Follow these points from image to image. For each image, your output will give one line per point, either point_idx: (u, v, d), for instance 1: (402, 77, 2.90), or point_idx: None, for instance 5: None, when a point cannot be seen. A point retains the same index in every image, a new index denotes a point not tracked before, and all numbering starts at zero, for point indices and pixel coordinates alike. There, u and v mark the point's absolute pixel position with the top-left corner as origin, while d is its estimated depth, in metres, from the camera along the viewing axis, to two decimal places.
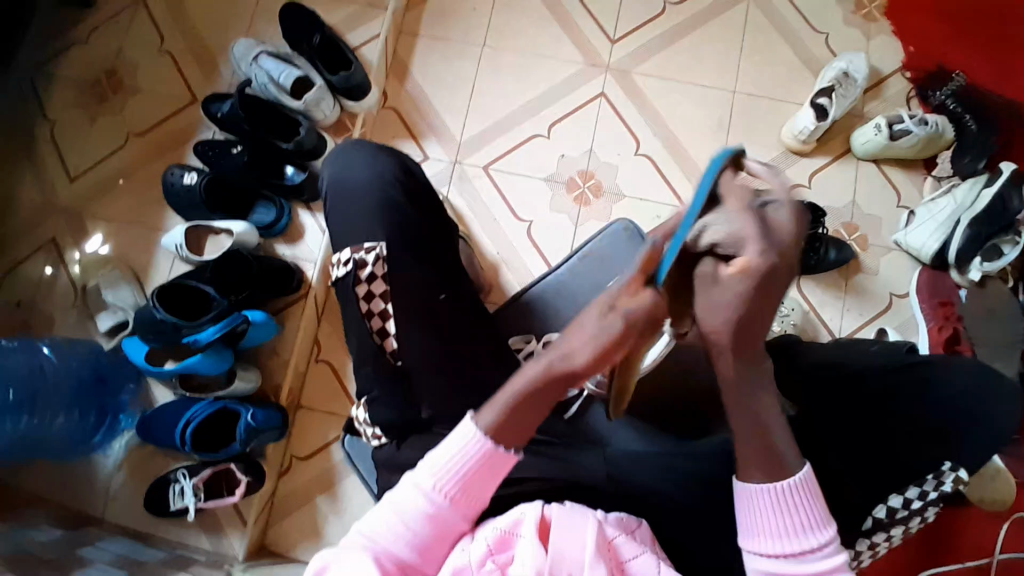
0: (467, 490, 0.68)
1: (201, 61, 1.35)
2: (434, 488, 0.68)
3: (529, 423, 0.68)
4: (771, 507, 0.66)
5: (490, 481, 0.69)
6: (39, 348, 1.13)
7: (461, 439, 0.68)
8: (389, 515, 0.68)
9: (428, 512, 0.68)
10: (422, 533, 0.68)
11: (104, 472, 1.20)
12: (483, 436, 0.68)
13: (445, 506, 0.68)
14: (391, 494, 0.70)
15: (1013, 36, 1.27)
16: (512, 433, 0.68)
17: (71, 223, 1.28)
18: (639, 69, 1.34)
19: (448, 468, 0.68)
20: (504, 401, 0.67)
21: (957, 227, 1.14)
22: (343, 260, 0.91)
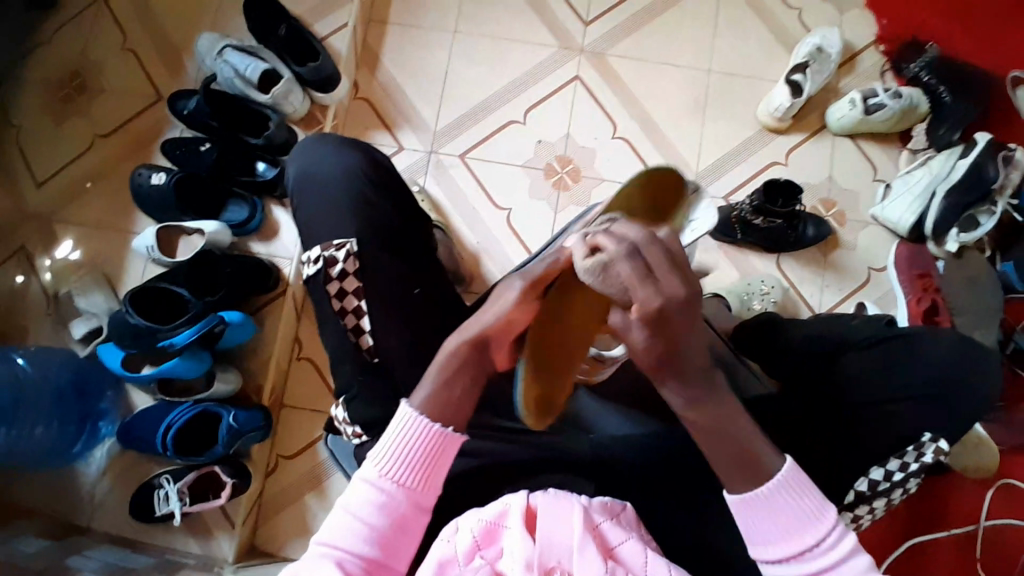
0: (415, 474, 0.69)
1: (166, 57, 1.32)
2: (381, 477, 0.69)
3: (465, 403, 0.71)
4: (763, 517, 0.65)
5: (440, 463, 0.70)
6: (13, 357, 1.11)
7: (399, 428, 0.70)
8: (344, 517, 0.68)
9: (381, 502, 0.68)
10: (380, 527, 0.67)
11: (88, 481, 1.18)
12: (418, 418, 0.69)
13: (398, 492, 0.69)
14: (343, 497, 0.70)
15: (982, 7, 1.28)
16: (447, 410, 0.70)
17: (39, 230, 1.25)
18: (614, 50, 1.32)
19: (390, 454, 0.69)
20: (431, 376, 0.71)
21: (934, 199, 1.15)
22: (313, 258, 0.89)
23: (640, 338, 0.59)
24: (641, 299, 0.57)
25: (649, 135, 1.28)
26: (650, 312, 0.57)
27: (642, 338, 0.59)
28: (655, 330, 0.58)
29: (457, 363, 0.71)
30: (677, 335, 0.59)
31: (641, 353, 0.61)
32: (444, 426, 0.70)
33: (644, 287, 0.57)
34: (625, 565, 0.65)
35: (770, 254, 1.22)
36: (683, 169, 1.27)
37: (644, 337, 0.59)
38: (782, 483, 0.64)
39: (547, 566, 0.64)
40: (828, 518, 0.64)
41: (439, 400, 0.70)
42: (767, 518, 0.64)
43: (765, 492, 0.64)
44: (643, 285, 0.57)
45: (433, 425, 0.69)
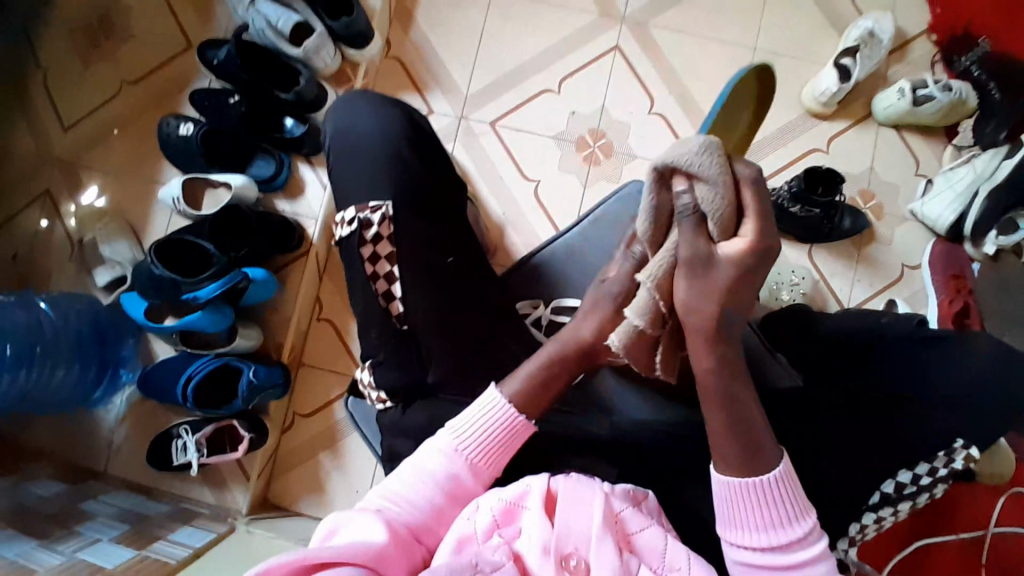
0: (486, 456, 0.71)
1: (197, 4, 1.29)
2: (455, 450, 0.71)
3: (546, 393, 0.75)
4: (755, 504, 0.64)
5: (507, 451, 0.73)
6: (37, 303, 1.10)
7: (485, 409, 0.74)
8: (409, 476, 0.70)
9: (447, 470, 0.70)
10: (439, 489, 0.69)
11: (106, 426, 1.20)
12: (506, 406, 0.73)
13: (465, 467, 0.70)
14: (411, 459, 0.71)
15: None
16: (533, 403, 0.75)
17: (65, 175, 1.25)
18: (656, 21, 1.28)
19: (471, 431, 0.72)
20: (524, 372, 0.76)
21: (975, 199, 1.11)
22: (348, 218, 0.88)
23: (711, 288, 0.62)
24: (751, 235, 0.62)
25: (688, 112, 1.25)
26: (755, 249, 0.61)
27: (723, 278, 0.61)
28: (751, 266, 0.61)
29: (560, 356, 0.77)
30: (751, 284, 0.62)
31: (712, 297, 0.62)
32: (526, 416, 0.75)
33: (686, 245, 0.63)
34: (641, 551, 0.66)
35: (803, 244, 1.19)
36: None
37: (724, 279, 0.61)
38: (780, 477, 0.64)
39: (563, 553, 0.63)
40: (808, 519, 0.64)
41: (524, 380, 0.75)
42: (758, 496, 0.63)
43: (762, 480, 0.63)
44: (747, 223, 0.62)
45: (516, 415, 0.73)
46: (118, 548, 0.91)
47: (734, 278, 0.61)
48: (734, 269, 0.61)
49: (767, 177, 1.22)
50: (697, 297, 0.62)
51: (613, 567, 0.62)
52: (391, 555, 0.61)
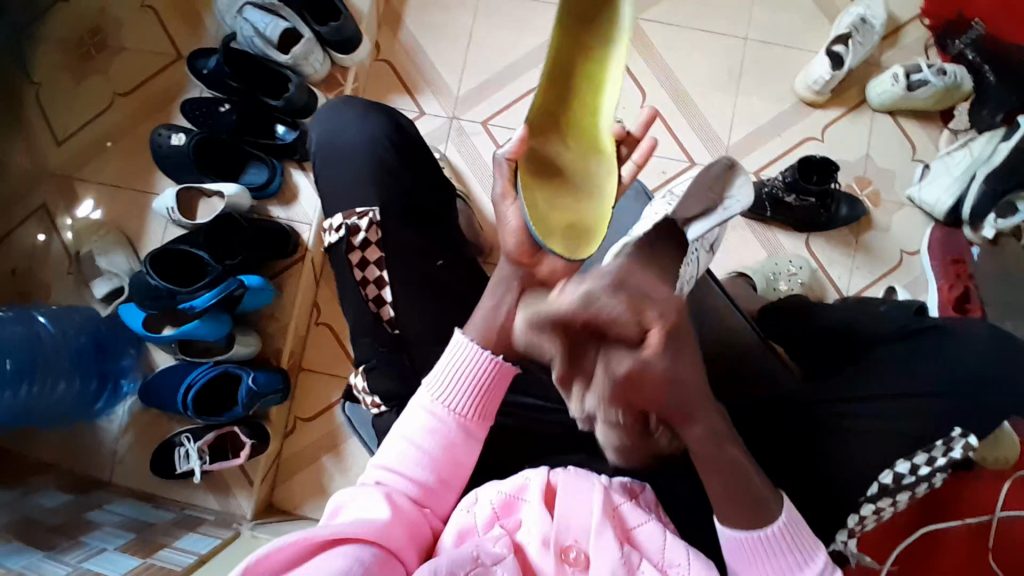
0: (471, 403, 0.70)
1: (186, 14, 1.29)
2: (439, 407, 0.70)
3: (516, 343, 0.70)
4: (754, 557, 0.65)
5: (495, 395, 0.71)
6: (35, 318, 1.10)
7: (457, 355, 0.70)
8: (401, 444, 0.70)
9: (436, 429, 0.70)
10: (434, 451, 0.69)
11: (109, 436, 1.21)
12: (480, 351, 0.69)
13: (454, 423, 0.70)
14: (399, 425, 0.71)
15: None
16: (497, 338, 0.68)
17: (61, 189, 1.25)
18: (645, 15, 1.27)
19: (447, 385, 0.70)
20: (484, 309, 0.69)
21: (973, 182, 1.10)
22: (335, 227, 0.88)
23: (659, 380, 0.53)
24: (652, 332, 0.52)
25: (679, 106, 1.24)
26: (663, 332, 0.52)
27: (659, 366, 0.52)
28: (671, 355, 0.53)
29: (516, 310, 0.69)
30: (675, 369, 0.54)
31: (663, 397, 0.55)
32: (498, 354, 0.69)
33: (631, 314, 0.51)
34: (641, 547, 0.65)
35: (800, 232, 1.18)
36: (713, 143, 1.23)
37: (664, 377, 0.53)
38: (776, 532, 0.64)
39: (563, 545, 0.64)
40: (817, 560, 0.65)
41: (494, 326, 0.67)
42: (761, 556, 0.64)
43: (757, 535, 0.64)
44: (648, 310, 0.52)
45: (492, 354, 0.69)
46: (123, 557, 0.91)
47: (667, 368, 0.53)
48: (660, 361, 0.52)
49: (761, 168, 1.21)
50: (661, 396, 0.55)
51: (614, 559, 0.62)
52: (400, 532, 0.63)
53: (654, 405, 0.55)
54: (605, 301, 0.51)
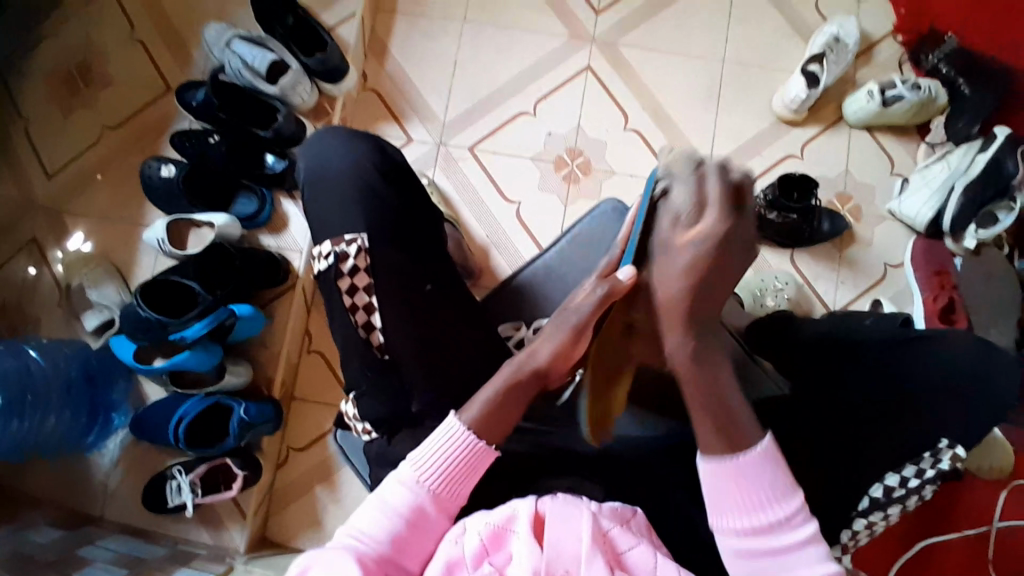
0: (448, 485, 0.70)
1: (174, 47, 1.31)
2: (417, 480, 0.69)
3: (513, 414, 0.72)
4: (733, 489, 0.66)
5: (471, 477, 0.71)
6: (25, 351, 1.10)
7: (444, 435, 0.70)
8: (373, 511, 0.68)
9: (411, 507, 0.68)
10: (404, 526, 0.67)
11: (102, 469, 1.19)
12: (468, 432, 0.70)
13: (428, 499, 0.69)
14: (373, 494, 0.69)
15: None
16: (493, 426, 0.71)
17: (51, 222, 1.26)
18: (626, 39, 1.30)
19: (430, 461, 0.70)
20: (491, 388, 0.72)
21: (952, 194, 1.12)
22: (325, 252, 0.89)
23: (675, 266, 0.64)
24: (710, 219, 0.63)
25: (662, 127, 1.26)
26: (717, 234, 0.62)
27: (683, 261, 0.63)
28: (731, 232, 0.63)
29: (522, 381, 0.72)
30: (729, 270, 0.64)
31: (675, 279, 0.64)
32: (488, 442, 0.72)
33: (716, 210, 0.63)
34: (633, 572, 0.66)
35: (784, 248, 1.20)
36: None
37: (685, 258, 0.63)
38: (757, 456, 0.65)
39: None
40: (792, 501, 0.65)
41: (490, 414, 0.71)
42: (740, 482, 0.65)
43: (735, 461, 0.65)
44: (707, 212, 0.63)
45: (478, 438, 0.70)
46: None
47: (692, 263, 0.63)
48: (698, 246, 0.63)
49: None
50: (668, 275, 0.64)
51: None
52: None
53: (682, 296, 0.64)
54: (683, 185, 0.64)
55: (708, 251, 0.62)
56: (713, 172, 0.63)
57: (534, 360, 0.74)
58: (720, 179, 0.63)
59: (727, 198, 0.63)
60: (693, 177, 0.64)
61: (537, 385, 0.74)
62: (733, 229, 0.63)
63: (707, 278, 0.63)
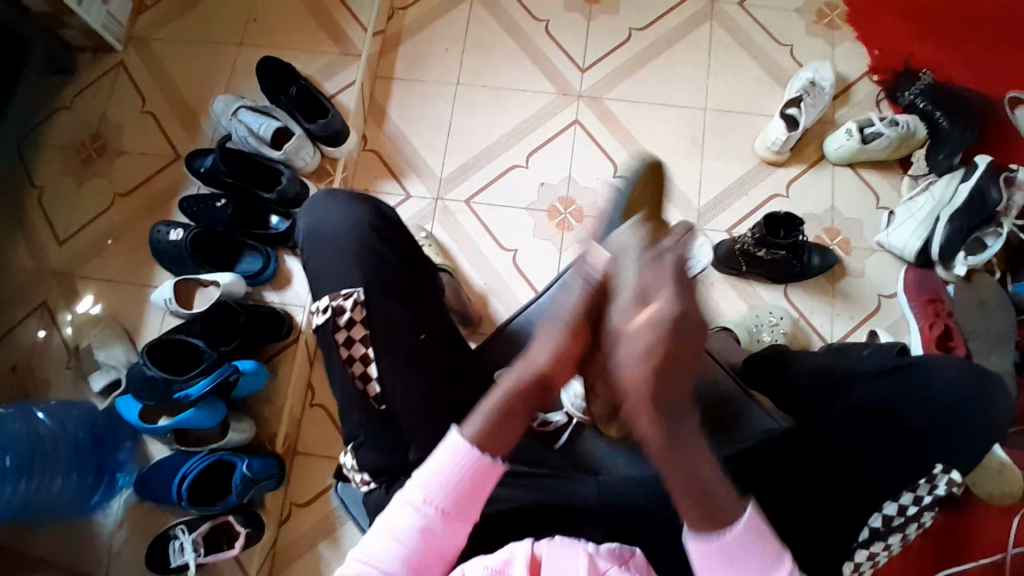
0: (457, 503, 0.67)
1: (184, 119, 1.38)
2: (425, 502, 0.67)
3: (515, 429, 0.67)
4: (719, 564, 0.60)
5: (482, 490, 0.68)
6: (34, 412, 1.13)
7: (448, 450, 0.67)
8: (384, 536, 0.67)
9: (421, 527, 0.66)
10: (415, 548, 0.66)
11: (105, 530, 1.19)
12: (469, 446, 0.66)
13: (438, 518, 0.67)
14: (383, 516, 0.68)
15: (963, 28, 1.31)
16: (495, 443, 0.67)
17: (61, 286, 1.30)
18: (611, 93, 1.36)
19: (437, 478, 0.67)
20: (490, 405, 0.66)
21: (938, 224, 1.15)
22: (321, 308, 0.91)
23: (631, 351, 0.55)
24: (657, 303, 0.55)
25: None
26: (662, 319, 0.54)
27: (636, 340, 0.54)
28: (658, 337, 0.54)
29: (527, 393, 0.66)
30: (679, 371, 0.55)
31: (632, 383, 0.55)
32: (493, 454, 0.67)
33: (665, 291, 0.55)
34: None
35: (777, 284, 1.22)
36: (685, 206, 1.28)
37: (641, 350, 0.54)
38: (743, 531, 0.60)
39: None
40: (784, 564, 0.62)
41: (493, 429, 0.66)
42: (724, 559, 0.60)
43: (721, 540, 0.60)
44: (661, 290, 0.55)
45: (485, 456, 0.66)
46: None
47: (646, 345, 0.54)
48: (642, 337, 0.54)
49: (733, 226, 1.27)
50: (627, 359, 0.55)
51: None
52: None
53: (632, 382, 0.55)
54: (625, 270, 0.59)
55: (655, 346, 0.54)
56: (668, 256, 0.58)
57: (537, 366, 0.66)
58: (671, 262, 0.57)
59: (675, 283, 0.55)
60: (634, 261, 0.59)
61: (536, 399, 0.67)
62: (682, 324, 0.54)
63: (662, 371, 0.54)
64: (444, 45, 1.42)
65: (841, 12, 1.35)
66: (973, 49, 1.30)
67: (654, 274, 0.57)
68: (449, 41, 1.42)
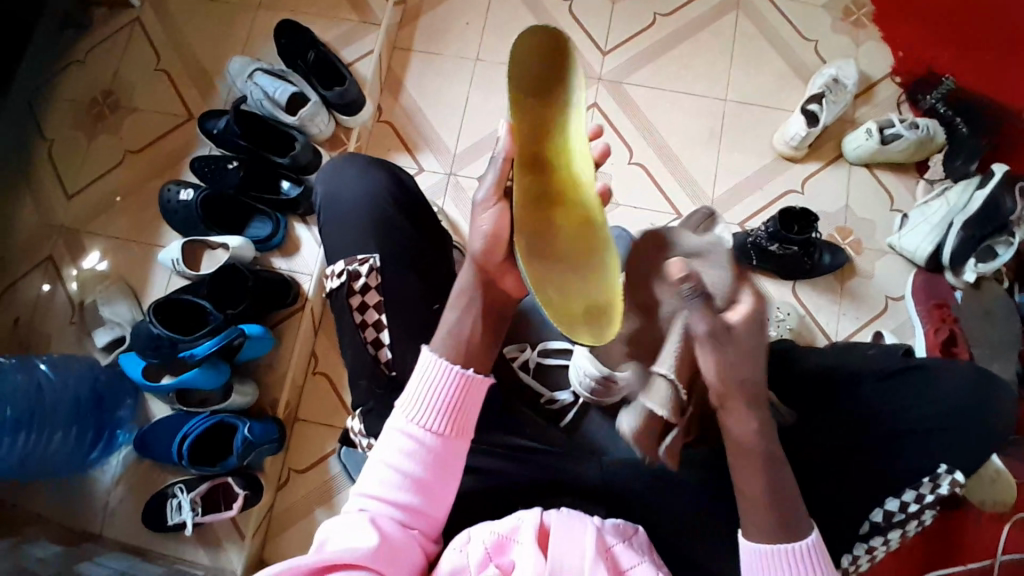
0: (446, 417, 0.71)
1: (198, 78, 1.37)
2: (415, 426, 0.71)
3: (482, 345, 0.75)
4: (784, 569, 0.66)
5: (469, 407, 0.72)
6: (37, 365, 1.13)
7: (426, 374, 0.72)
8: (382, 466, 0.70)
9: (414, 450, 0.70)
10: (416, 472, 0.70)
11: (102, 488, 1.19)
12: (447, 367, 0.72)
13: (430, 439, 0.70)
14: (377, 449, 0.72)
15: (988, 34, 1.30)
16: (469, 357, 0.74)
17: (68, 242, 1.29)
18: (631, 78, 1.35)
19: (423, 403, 0.71)
20: (454, 321, 0.75)
21: (951, 230, 1.15)
22: (337, 272, 0.91)
23: (729, 343, 0.64)
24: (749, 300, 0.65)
25: (665, 162, 1.30)
26: (746, 310, 0.64)
27: (747, 335, 0.64)
28: (759, 322, 0.64)
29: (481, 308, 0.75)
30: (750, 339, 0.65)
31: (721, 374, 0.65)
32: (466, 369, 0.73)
33: (730, 289, 0.65)
34: None
35: (786, 280, 1.22)
36: (699, 197, 1.28)
37: (747, 341, 0.64)
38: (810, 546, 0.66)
39: None
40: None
41: (458, 339, 0.73)
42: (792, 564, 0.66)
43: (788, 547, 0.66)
44: (743, 290, 0.65)
45: (456, 368, 0.72)
46: None
47: (755, 337, 0.64)
48: (749, 327, 0.64)
49: (745, 219, 1.26)
50: (724, 362, 0.65)
51: None
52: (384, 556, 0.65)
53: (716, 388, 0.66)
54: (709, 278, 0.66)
55: (757, 331, 0.65)
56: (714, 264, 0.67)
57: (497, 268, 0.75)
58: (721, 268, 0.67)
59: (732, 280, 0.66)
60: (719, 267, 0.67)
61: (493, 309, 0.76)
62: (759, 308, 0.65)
63: (739, 360, 0.65)
64: (466, 19, 1.40)
65: (868, 9, 1.34)
66: (996, 54, 1.29)
67: (714, 287, 0.66)
68: (470, 15, 1.40)
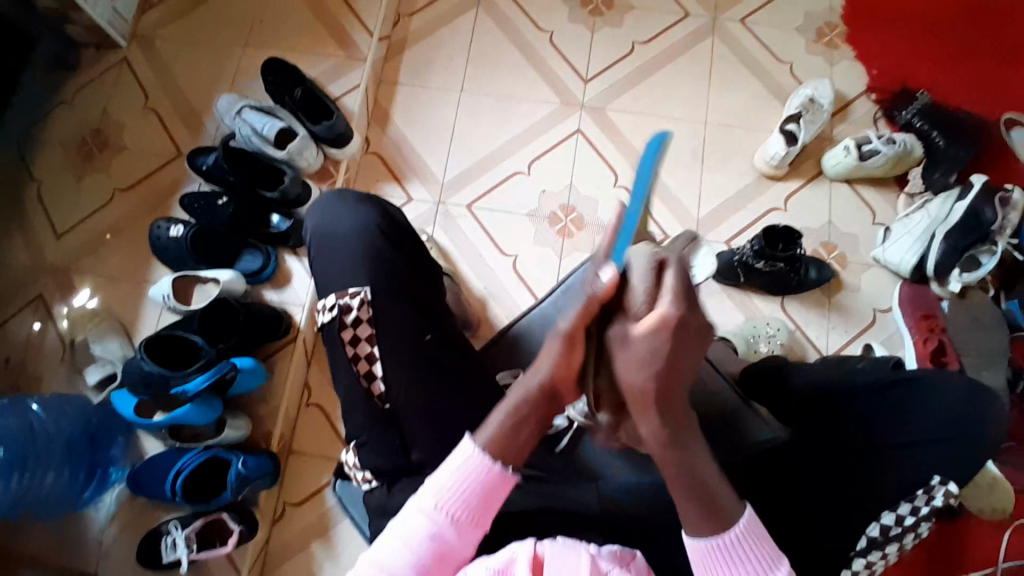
0: (469, 510, 0.69)
1: (187, 115, 1.39)
2: (437, 510, 0.69)
3: (526, 439, 0.70)
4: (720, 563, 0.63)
5: (493, 500, 0.70)
6: (28, 405, 1.11)
7: (460, 462, 0.69)
8: (394, 544, 0.68)
9: (432, 532, 0.68)
10: (426, 554, 0.68)
11: (96, 528, 1.17)
12: (484, 457, 0.69)
13: (449, 526, 0.68)
14: (392, 524, 0.70)
15: (958, 52, 1.34)
16: (509, 449, 0.69)
17: (59, 280, 1.29)
18: (613, 104, 1.38)
19: (449, 489, 0.69)
20: (504, 413, 0.69)
21: (933, 241, 1.17)
22: (326, 307, 0.91)
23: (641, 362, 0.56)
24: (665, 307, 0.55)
25: (650, 184, 1.32)
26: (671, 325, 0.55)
27: (648, 353, 0.55)
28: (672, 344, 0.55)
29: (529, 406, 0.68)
30: (680, 360, 0.56)
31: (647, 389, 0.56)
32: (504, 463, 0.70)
33: (658, 302, 0.56)
34: None
35: (775, 296, 1.23)
36: (685, 217, 1.30)
37: (654, 364, 0.55)
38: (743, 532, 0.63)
39: None
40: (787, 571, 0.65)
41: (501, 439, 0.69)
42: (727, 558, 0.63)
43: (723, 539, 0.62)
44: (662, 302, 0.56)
45: (496, 463, 0.69)
46: None
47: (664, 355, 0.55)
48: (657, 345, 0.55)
49: (731, 238, 1.28)
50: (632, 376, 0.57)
51: None
52: None
53: (642, 389, 0.56)
54: (637, 277, 0.57)
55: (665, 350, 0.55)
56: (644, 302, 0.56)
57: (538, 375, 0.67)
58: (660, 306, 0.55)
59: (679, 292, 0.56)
60: (648, 269, 0.57)
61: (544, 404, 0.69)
62: (685, 330, 0.55)
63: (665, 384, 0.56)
64: (450, 51, 1.43)
65: (841, 31, 1.37)
66: (967, 70, 1.33)
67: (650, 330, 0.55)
68: (454, 48, 1.43)
